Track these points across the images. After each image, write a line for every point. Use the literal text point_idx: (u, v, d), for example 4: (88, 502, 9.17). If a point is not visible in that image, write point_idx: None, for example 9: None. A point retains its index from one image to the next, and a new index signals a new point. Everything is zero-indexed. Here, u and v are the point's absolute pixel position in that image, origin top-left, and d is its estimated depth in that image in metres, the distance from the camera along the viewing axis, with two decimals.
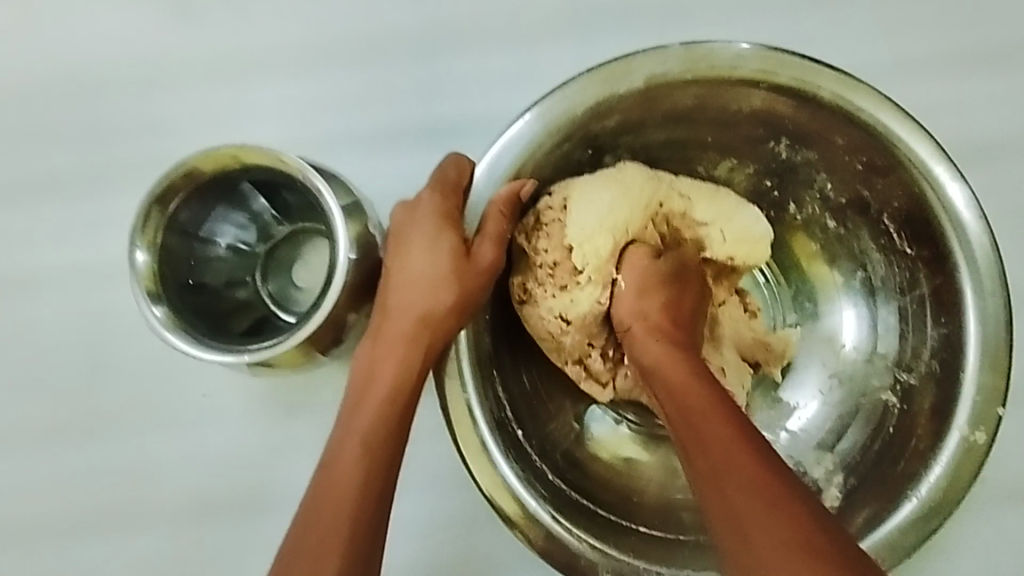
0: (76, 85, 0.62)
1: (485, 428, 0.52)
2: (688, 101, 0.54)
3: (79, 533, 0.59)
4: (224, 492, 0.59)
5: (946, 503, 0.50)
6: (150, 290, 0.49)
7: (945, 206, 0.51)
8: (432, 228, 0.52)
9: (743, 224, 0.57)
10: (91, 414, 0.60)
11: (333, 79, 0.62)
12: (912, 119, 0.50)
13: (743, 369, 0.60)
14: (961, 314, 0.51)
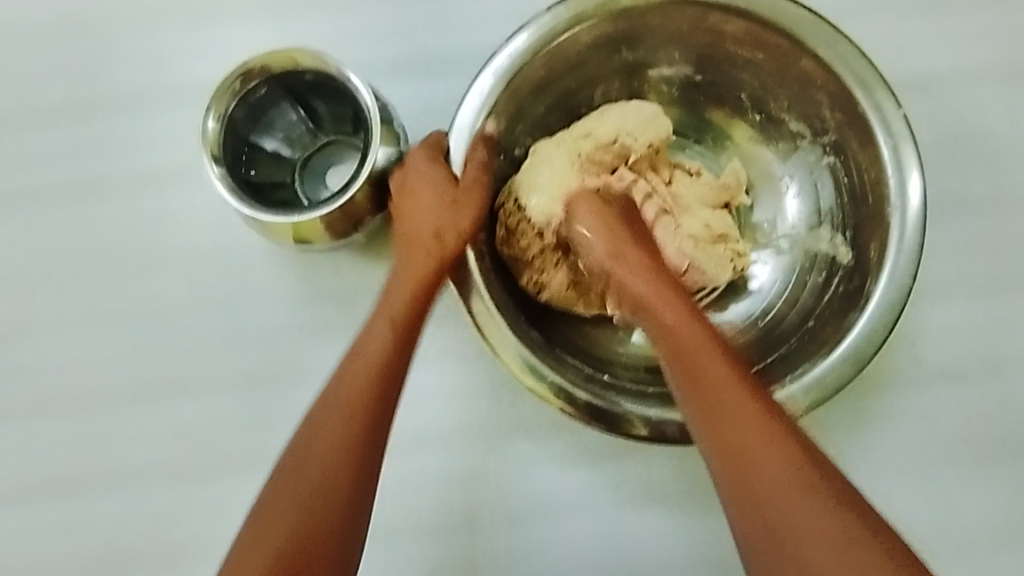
0: (139, 19, 0.72)
1: (505, 324, 0.59)
2: (558, 63, 0.64)
3: (136, 401, 0.69)
4: (262, 365, 0.68)
5: (881, 333, 0.59)
6: (213, 155, 0.60)
7: (873, 105, 0.60)
8: (427, 168, 0.61)
9: (638, 115, 0.65)
10: (149, 298, 0.70)
11: (361, 17, 0.72)
12: (819, 19, 0.60)
13: (717, 214, 0.68)
14: (884, 185, 0.61)
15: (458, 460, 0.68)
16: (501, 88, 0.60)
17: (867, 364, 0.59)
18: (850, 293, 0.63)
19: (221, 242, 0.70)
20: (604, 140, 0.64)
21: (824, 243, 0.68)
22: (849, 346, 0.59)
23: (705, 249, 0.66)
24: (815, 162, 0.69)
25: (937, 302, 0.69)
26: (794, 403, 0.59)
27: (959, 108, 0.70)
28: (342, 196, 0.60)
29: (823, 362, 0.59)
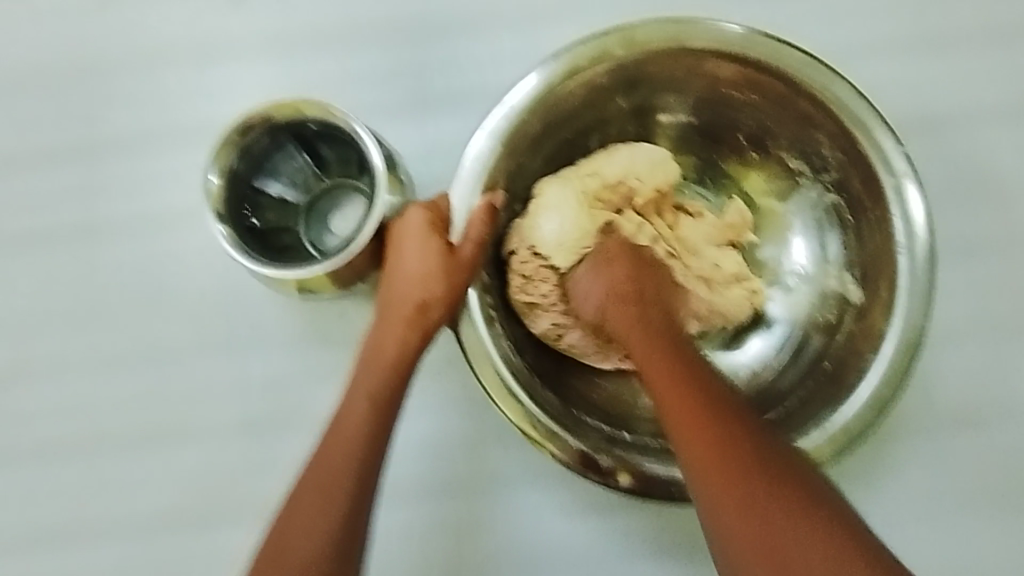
0: (143, 61, 0.72)
1: (507, 372, 0.59)
2: (554, 116, 0.63)
3: (139, 448, 0.68)
4: (266, 412, 0.68)
5: (896, 381, 0.58)
6: (217, 211, 0.59)
7: (876, 149, 0.60)
8: (420, 234, 0.59)
9: (646, 159, 0.65)
10: (152, 342, 0.69)
11: (367, 58, 0.72)
12: (814, 60, 0.60)
13: (725, 252, 0.67)
14: (890, 230, 0.60)
15: (465, 508, 0.67)
16: (508, 136, 0.60)
17: (887, 409, 0.58)
18: (861, 334, 0.62)
19: (225, 285, 0.69)
20: (610, 180, 0.64)
21: (832, 280, 0.67)
22: (868, 391, 0.59)
23: (720, 291, 0.66)
24: (817, 201, 0.67)
25: (946, 345, 0.68)
26: (817, 448, 0.58)
27: (968, 148, 0.70)
28: (345, 251, 0.59)
29: (843, 408, 0.59)
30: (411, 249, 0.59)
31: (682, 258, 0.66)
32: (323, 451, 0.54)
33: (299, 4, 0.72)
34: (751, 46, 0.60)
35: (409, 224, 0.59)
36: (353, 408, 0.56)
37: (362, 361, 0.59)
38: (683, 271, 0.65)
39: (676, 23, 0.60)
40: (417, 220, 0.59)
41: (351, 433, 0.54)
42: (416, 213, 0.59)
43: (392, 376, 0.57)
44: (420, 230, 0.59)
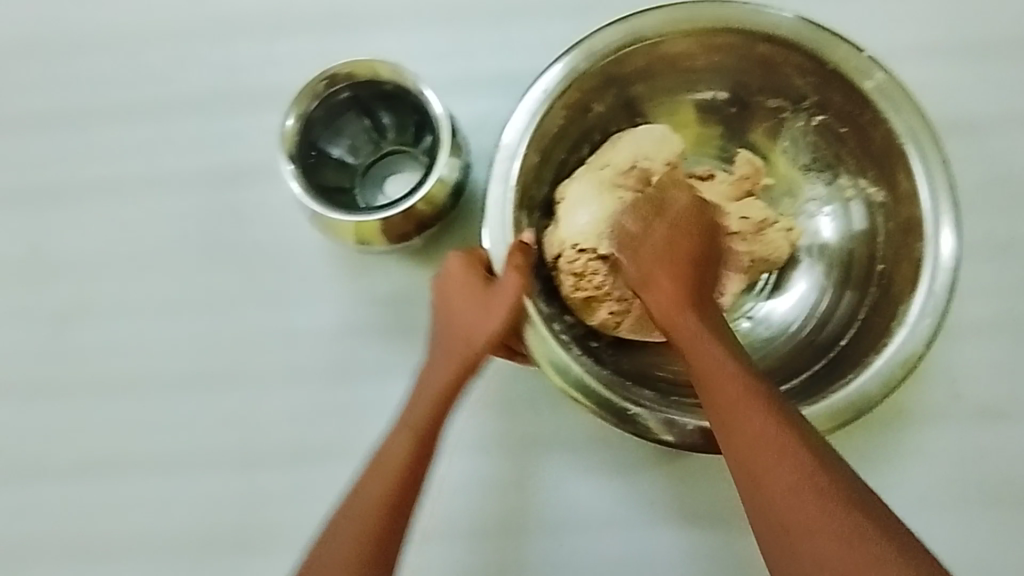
0: (218, 28, 0.77)
1: (595, 381, 0.60)
2: (550, 141, 0.65)
3: (184, 388, 0.71)
4: (308, 361, 0.71)
5: (916, 355, 0.59)
6: (288, 150, 0.63)
7: (908, 132, 0.61)
8: (464, 280, 0.61)
9: (650, 138, 0.67)
10: (209, 291, 0.73)
11: (427, 36, 0.76)
12: (752, 6, 0.62)
13: (748, 203, 0.68)
14: (917, 209, 0.61)
15: (496, 467, 0.69)
16: (553, 99, 0.62)
17: (955, 286, 0.60)
18: (901, 226, 0.64)
19: (280, 240, 0.73)
20: (621, 167, 0.66)
21: (849, 188, 0.68)
22: (931, 274, 0.60)
23: (754, 241, 0.67)
24: (803, 128, 0.69)
25: (973, 340, 0.70)
26: (914, 347, 0.59)
27: (1000, 152, 0.72)
28: (412, 197, 0.63)
29: (915, 306, 0.60)
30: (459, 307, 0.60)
31: (710, 222, 0.66)
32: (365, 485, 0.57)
33: None
34: (696, 17, 0.63)
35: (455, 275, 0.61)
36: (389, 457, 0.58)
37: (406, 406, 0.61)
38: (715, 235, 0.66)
39: (623, 25, 0.62)
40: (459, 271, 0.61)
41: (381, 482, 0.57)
42: (455, 261, 0.61)
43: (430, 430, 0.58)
44: (465, 282, 0.61)
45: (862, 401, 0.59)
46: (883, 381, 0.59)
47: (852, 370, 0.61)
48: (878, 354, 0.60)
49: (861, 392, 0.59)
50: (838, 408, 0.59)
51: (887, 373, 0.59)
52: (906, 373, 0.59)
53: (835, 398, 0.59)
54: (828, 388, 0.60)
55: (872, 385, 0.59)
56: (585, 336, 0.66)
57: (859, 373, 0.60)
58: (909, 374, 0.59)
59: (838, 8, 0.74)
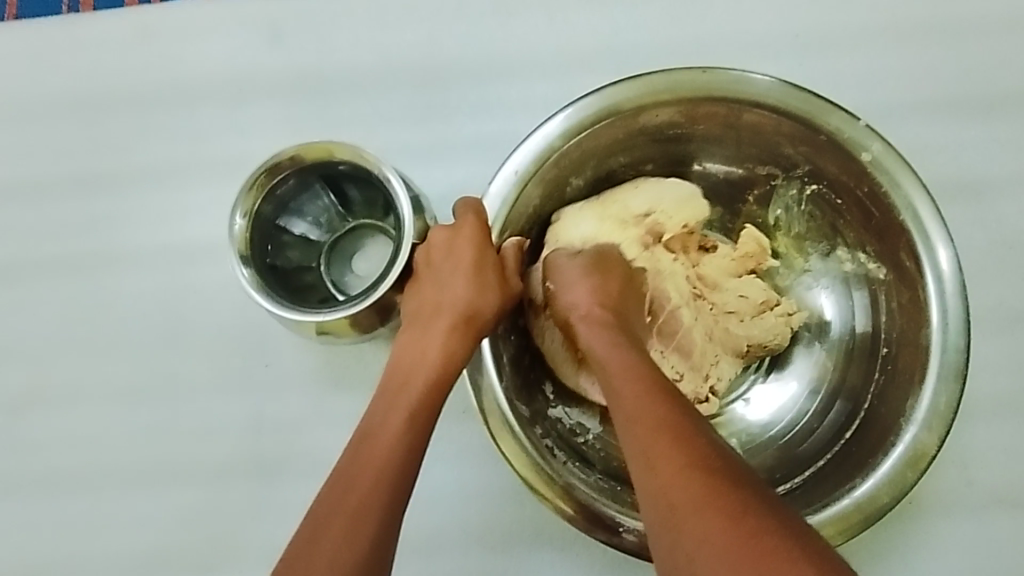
0: (179, 93, 0.72)
1: (577, 489, 0.56)
2: (524, 224, 0.62)
3: (143, 483, 0.67)
4: (274, 452, 0.66)
5: (927, 454, 0.53)
6: (242, 253, 0.59)
7: (906, 203, 0.56)
8: (471, 253, 0.58)
9: (674, 194, 0.63)
10: (169, 377, 0.68)
11: (400, 98, 0.71)
12: (733, 72, 0.58)
13: (749, 282, 0.64)
14: (922, 288, 0.56)
15: (479, 568, 0.64)
16: (527, 178, 0.59)
17: (968, 369, 0.54)
18: (905, 306, 0.58)
19: (245, 323, 0.68)
20: (635, 213, 0.62)
21: (846, 263, 0.63)
22: (940, 362, 0.54)
23: (753, 322, 0.63)
24: (796, 195, 0.64)
25: (985, 422, 0.65)
26: (926, 444, 0.53)
27: (1011, 218, 0.67)
28: (374, 292, 0.57)
29: (925, 392, 0.54)
30: (439, 270, 0.58)
31: (707, 298, 0.63)
32: (319, 512, 0.48)
33: (336, 46, 0.72)
34: (678, 86, 0.58)
35: (461, 227, 0.58)
36: (333, 515, 0.48)
37: (348, 443, 0.52)
38: (709, 312, 0.62)
39: (599, 98, 0.59)
40: (461, 220, 0.59)
41: (330, 544, 0.47)
42: (468, 224, 0.58)
43: (386, 480, 0.49)
44: (462, 244, 0.58)
45: (872, 506, 0.53)
46: (893, 484, 0.53)
47: (858, 471, 0.55)
48: (884, 454, 0.55)
49: (870, 498, 0.53)
50: (844, 513, 0.53)
51: (897, 475, 0.54)
52: (917, 475, 0.53)
53: (842, 501, 0.54)
54: (834, 491, 0.55)
55: (880, 489, 0.54)
56: (571, 434, 0.62)
57: (865, 474, 0.54)
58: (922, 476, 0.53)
59: (835, 61, 0.69)
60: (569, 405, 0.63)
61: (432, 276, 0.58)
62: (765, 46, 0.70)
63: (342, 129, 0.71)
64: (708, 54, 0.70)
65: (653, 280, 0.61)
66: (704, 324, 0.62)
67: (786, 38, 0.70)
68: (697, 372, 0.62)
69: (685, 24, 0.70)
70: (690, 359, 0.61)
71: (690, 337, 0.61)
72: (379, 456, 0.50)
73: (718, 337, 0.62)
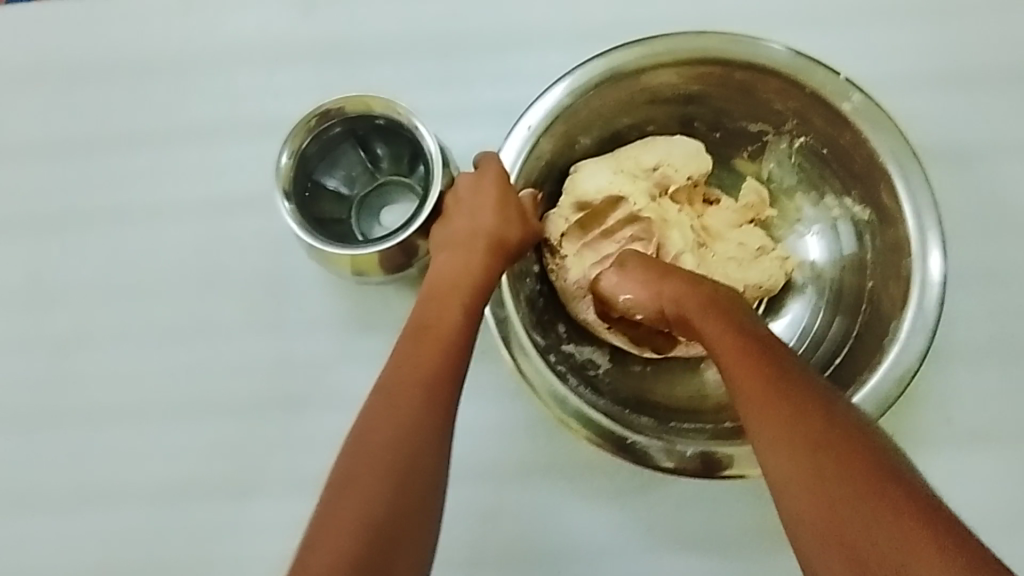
0: (217, 58, 0.77)
1: (586, 407, 0.61)
2: (538, 177, 0.68)
3: (181, 418, 0.72)
4: (305, 388, 0.71)
5: (910, 372, 0.58)
6: (286, 190, 0.64)
7: (887, 149, 0.61)
8: (495, 195, 0.62)
9: (682, 149, 0.68)
10: (205, 320, 0.73)
11: (423, 66, 0.77)
12: (728, 35, 0.64)
13: (747, 231, 0.69)
14: (903, 227, 0.61)
15: (494, 495, 0.69)
16: (541, 133, 0.65)
17: (945, 296, 0.59)
18: (888, 243, 0.63)
19: (276, 270, 0.73)
20: (645, 167, 0.67)
21: (834, 209, 0.69)
22: (920, 289, 0.59)
23: (750, 267, 0.68)
24: (786, 149, 0.70)
25: (964, 366, 0.71)
26: (908, 364, 0.59)
27: (988, 181, 0.73)
28: (403, 232, 0.62)
29: (906, 317, 0.59)
30: (467, 206, 0.62)
31: (709, 245, 0.68)
32: (394, 370, 0.53)
33: (363, 16, 0.77)
34: (677, 48, 0.64)
35: (485, 174, 0.63)
36: (403, 394, 0.51)
37: (405, 334, 0.55)
38: (711, 258, 0.68)
39: (605, 60, 0.64)
40: (483, 171, 0.64)
41: (412, 403, 0.51)
42: (490, 173, 0.63)
43: (450, 367, 0.53)
44: (489, 187, 0.63)
45: None
46: (879, 399, 0.58)
47: (848, 390, 0.60)
48: (871, 373, 0.59)
49: (858, 412, 0.58)
50: None
51: (882, 392, 0.59)
52: (900, 392, 0.58)
53: None
54: None
55: (869, 405, 0.58)
56: (583, 366, 0.67)
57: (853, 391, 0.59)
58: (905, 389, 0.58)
59: (826, 35, 0.75)
60: (580, 342, 0.69)
61: (459, 218, 0.62)
62: (761, 22, 0.76)
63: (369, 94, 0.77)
64: (710, 27, 0.76)
65: (659, 228, 0.67)
66: (705, 269, 0.67)
67: (782, 13, 0.75)
68: None
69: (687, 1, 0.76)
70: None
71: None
72: (441, 347, 0.54)
73: (717, 279, 0.67)
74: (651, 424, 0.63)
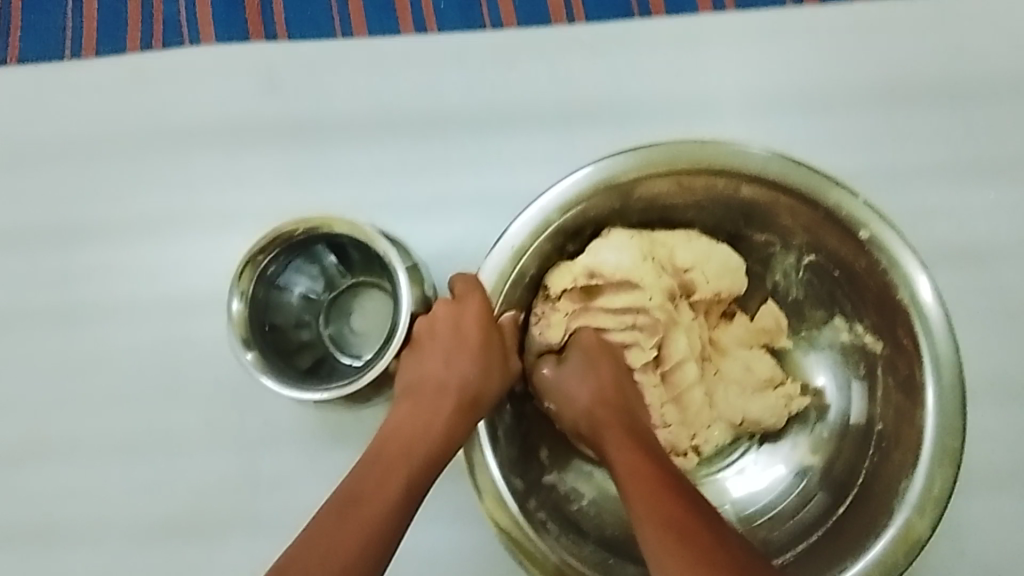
0: (178, 143, 0.72)
1: (571, 565, 0.57)
2: (522, 291, 0.61)
3: (142, 538, 0.68)
4: (270, 509, 0.67)
5: (918, 537, 0.54)
6: (242, 335, 0.59)
7: (904, 282, 0.56)
8: (476, 327, 0.59)
9: (722, 262, 0.62)
10: (166, 432, 0.69)
11: (399, 151, 0.71)
12: (731, 145, 0.58)
13: (757, 356, 0.64)
14: (918, 367, 0.56)
15: None
16: (527, 247, 0.59)
17: (962, 451, 0.54)
18: (901, 382, 0.58)
19: (240, 379, 0.68)
20: (678, 265, 0.62)
21: (843, 333, 0.63)
22: (933, 445, 0.54)
23: (753, 397, 0.63)
24: (794, 264, 0.64)
25: (980, 486, 0.65)
26: (916, 526, 0.54)
27: (1013, 285, 0.68)
28: (371, 370, 0.57)
29: (918, 476, 0.54)
30: (445, 339, 0.59)
31: (713, 361, 0.63)
32: (329, 516, 0.50)
33: (336, 96, 0.72)
34: (676, 156, 0.58)
35: (466, 304, 0.59)
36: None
37: (334, 500, 0.51)
38: (714, 377, 0.63)
39: (597, 170, 0.59)
40: (464, 298, 0.59)
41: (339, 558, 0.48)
42: (473, 302, 0.58)
43: (372, 553, 0.49)
44: (469, 319, 0.59)
45: None
46: (885, 569, 0.54)
47: (848, 553, 0.55)
48: (876, 536, 0.55)
49: None
50: None
51: (887, 559, 0.54)
52: (909, 557, 0.54)
53: None
54: (823, 571, 0.55)
55: (869, 574, 0.54)
56: (563, 501, 0.62)
57: (855, 554, 0.55)
58: (914, 558, 0.54)
59: (837, 124, 0.70)
60: (564, 469, 0.64)
61: (430, 356, 0.59)
62: (767, 106, 0.70)
63: (342, 181, 0.71)
64: (713, 112, 0.70)
65: (666, 327, 0.60)
66: (706, 388, 0.62)
67: (789, 94, 0.70)
68: (687, 427, 0.62)
69: (690, 81, 0.71)
70: (684, 412, 0.62)
71: (689, 395, 0.61)
72: (365, 526, 0.49)
73: (717, 402, 0.63)
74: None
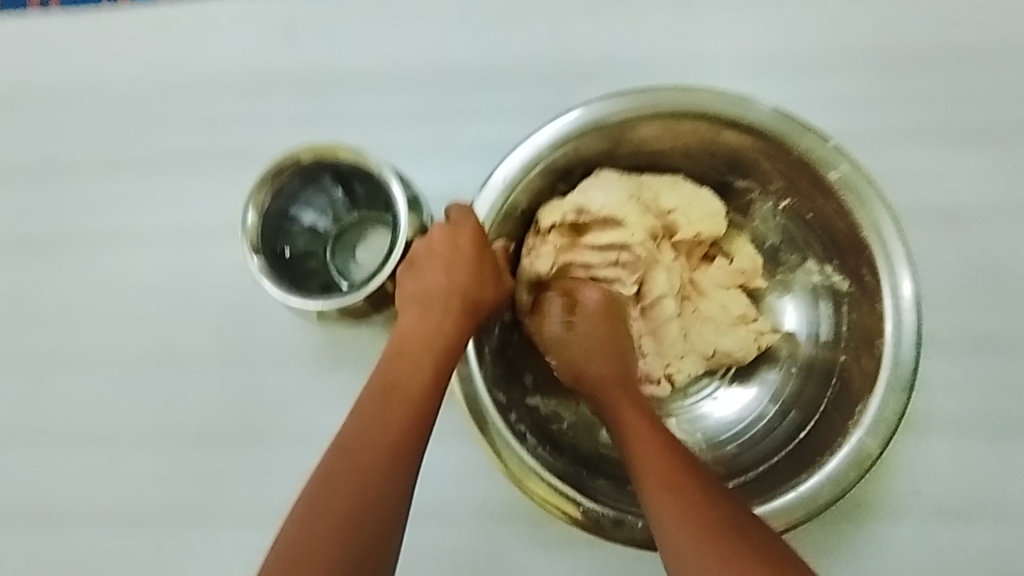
0: (200, 83, 0.77)
1: (546, 472, 0.61)
2: (513, 223, 0.66)
3: (150, 444, 0.73)
4: (269, 422, 0.71)
5: (870, 457, 0.57)
6: (252, 245, 0.65)
7: (872, 221, 0.59)
8: (470, 251, 0.62)
9: (704, 206, 0.66)
10: (177, 349, 0.74)
11: (405, 97, 0.76)
12: (715, 91, 0.61)
13: (733, 295, 0.67)
14: (880, 300, 0.59)
15: (450, 541, 0.69)
16: (518, 180, 0.63)
17: (916, 379, 0.57)
18: (863, 318, 0.62)
19: (248, 301, 0.73)
20: (662, 206, 0.66)
21: (814, 275, 0.67)
22: (889, 373, 0.58)
23: (725, 331, 0.67)
24: (771, 211, 0.68)
25: (942, 432, 0.68)
26: (870, 448, 0.57)
27: (987, 244, 0.71)
28: (365, 288, 0.61)
29: (873, 401, 0.58)
30: (441, 259, 0.62)
31: (692, 301, 0.67)
32: (356, 430, 0.52)
33: (349, 45, 0.76)
34: (663, 101, 0.62)
35: (460, 227, 0.62)
36: (356, 477, 0.50)
37: (357, 416, 0.53)
38: (690, 314, 0.67)
39: (587, 111, 0.63)
40: (456, 223, 0.63)
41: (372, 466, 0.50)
42: (468, 227, 0.62)
43: (404, 455, 0.52)
44: (463, 240, 0.62)
45: (813, 502, 0.57)
46: (835, 485, 0.57)
47: (805, 471, 0.59)
48: (832, 455, 0.58)
49: (813, 497, 0.57)
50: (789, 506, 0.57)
51: (840, 475, 0.58)
52: (859, 475, 0.57)
53: (787, 497, 0.58)
54: (780, 487, 0.59)
55: (821, 489, 0.58)
56: (545, 421, 0.67)
57: (812, 471, 0.59)
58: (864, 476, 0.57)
59: (821, 87, 0.73)
60: (546, 395, 0.69)
61: (428, 273, 0.62)
62: (756, 68, 0.74)
63: (351, 123, 0.76)
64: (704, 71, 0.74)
65: (647, 264, 0.65)
66: (682, 323, 0.66)
67: (777, 57, 0.74)
68: (661, 356, 0.67)
69: (683, 41, 0.74)
70: (661, 343, 0.66)
71: (666, 328, 0.66)
72: (392, 435, 0.52)
73: (691, 335, 0.67)
74: (609, 489, 0.63)
